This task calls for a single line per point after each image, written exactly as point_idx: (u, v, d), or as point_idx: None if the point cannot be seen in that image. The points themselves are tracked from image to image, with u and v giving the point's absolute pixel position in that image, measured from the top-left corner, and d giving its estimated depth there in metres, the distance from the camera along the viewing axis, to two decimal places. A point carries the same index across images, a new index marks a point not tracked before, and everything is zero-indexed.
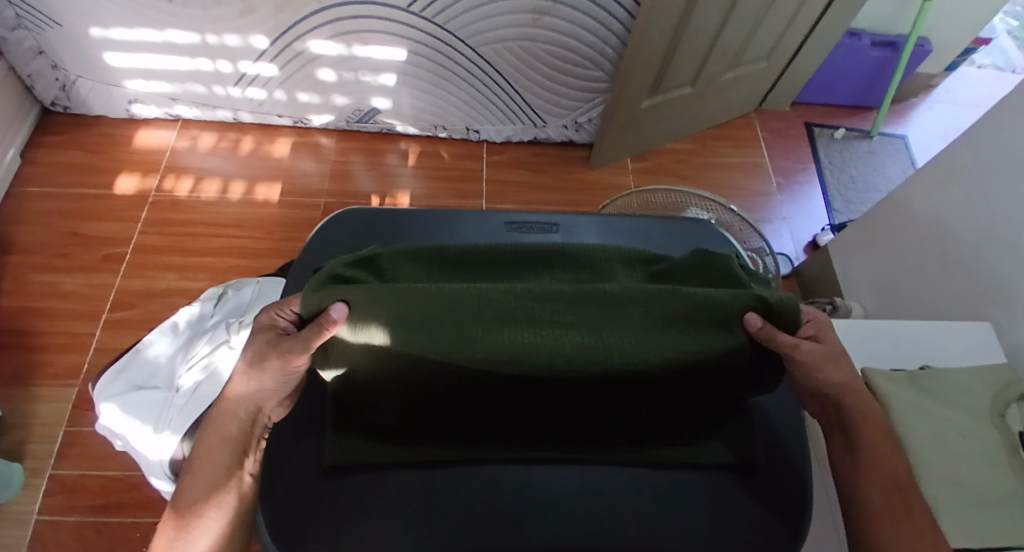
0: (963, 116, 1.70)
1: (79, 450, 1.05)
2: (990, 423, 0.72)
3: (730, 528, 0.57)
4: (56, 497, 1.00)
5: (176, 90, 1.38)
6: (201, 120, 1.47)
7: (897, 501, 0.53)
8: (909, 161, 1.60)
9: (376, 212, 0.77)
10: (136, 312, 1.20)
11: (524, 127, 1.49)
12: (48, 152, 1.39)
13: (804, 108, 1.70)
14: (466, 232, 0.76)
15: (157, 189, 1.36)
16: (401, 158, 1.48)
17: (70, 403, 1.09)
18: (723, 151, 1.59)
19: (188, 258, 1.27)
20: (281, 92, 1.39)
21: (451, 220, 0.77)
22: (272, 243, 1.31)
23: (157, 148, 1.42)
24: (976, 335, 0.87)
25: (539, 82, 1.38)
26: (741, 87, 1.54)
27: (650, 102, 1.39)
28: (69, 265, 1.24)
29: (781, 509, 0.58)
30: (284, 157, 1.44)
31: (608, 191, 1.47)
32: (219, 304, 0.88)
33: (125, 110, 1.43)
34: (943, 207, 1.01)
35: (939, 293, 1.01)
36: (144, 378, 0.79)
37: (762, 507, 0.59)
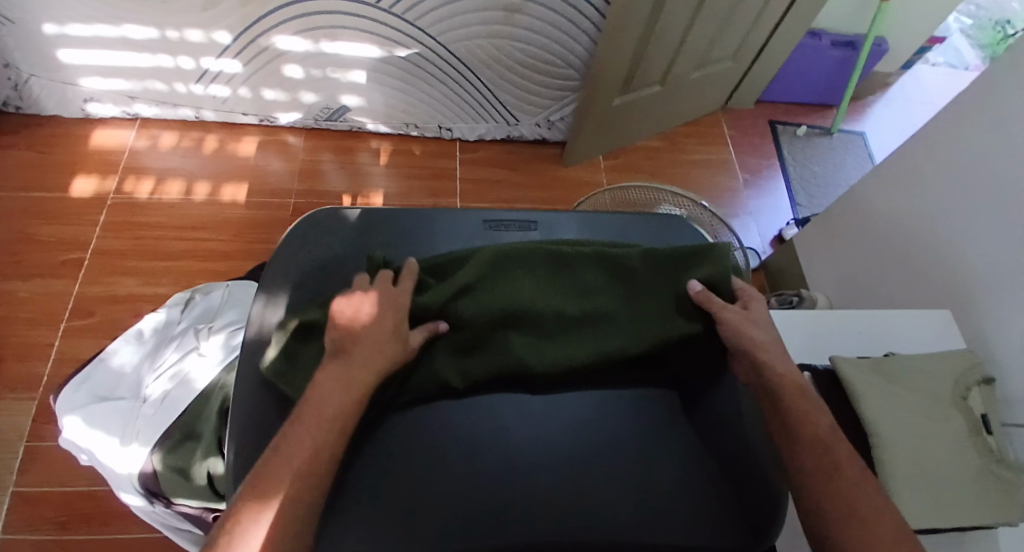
0: (917, 114, 1.77)
1: (39, 465, 1.00)
2: (954, 407, 0.75)
3: (708, 529, 0.54)
4: (16, 515, 0.96)
5: (135, 88, 1.33)
6: (161, 119, 1.42)
7: (826, 470, 0.52)
8: (867, 156, 1.66)
9: (348, 210, 0.74)
10: (97, 320, 1.15)
11: (497, 125, 1.49)
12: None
13: (767, 106, 1.75)
14: (444, 230, 0.75)
15: (117, 191, 1.31)
16: (373, 157, 1.45)
17: (27, 417, 1.04)
18: (691, 148, 1.61)
19: (151, 262, 1.22)
20: (245, 89, 1.35)
21: (431, 219, 0.76)
22: (241, 245, 1.27)
23: (115, 147, 1.37)
24: (937, 323, 0.91)
25: (510, 80, 1.37)
26: (708, 85, 1.57)
27: (620, 101, 1.40)
28: (23, 272, 1.18)
29: (752, 503, 0.56)
30: (251, 156, 1.41)
31: (581, 189, 1.48)
32: (186, 309, 0.85)
33: (80, 109, 1.37)
34: (902, 201, 1.05)
35: (899, 284, 1.05)
36: (109, 388, 0.75)
37: (733, 501, 0.56)
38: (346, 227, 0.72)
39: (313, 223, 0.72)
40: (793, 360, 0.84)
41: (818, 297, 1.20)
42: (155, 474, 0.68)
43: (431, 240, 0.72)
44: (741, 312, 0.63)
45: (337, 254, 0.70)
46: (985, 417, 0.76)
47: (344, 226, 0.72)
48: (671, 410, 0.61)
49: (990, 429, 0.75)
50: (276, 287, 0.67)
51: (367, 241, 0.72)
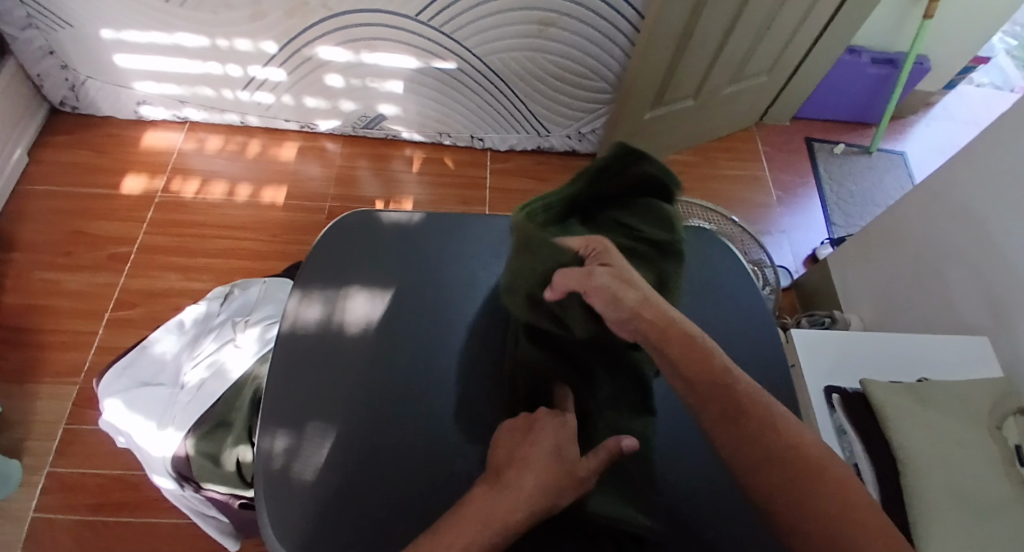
0: (960, 134, 1.72)
1: (79, 448, 1.05)
2: (989, 435, 0.73)
3: (743, 536, 0.58)
4: (54, 494, 1.00)
5: (185, 93, 1.40)
6: (208, 123, 1.48)
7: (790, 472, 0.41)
8: (907, 176, 1.62)
9: (385, 213, 0.76)
10: (139, 311, 1.20)
11: (528, 136, 1.51)
12: (56, 151, 1.40)
13: (803, 122, 1.73)
14: (475, 236, 0.76)
15: (163, 190, 1.37)
16: (406, 164, 1.49)
17: (70, 401, 1.09)
18: (723, 164, 1.60)
19: (191, 259, 1.28)
20: (288, 96, 1.40)
21: (461, 225, 0.77)
22: (276, 245, 1.32)
23: (164, 149, 1.44)
24: (975, 349, 0.88)
25: (543, 92, 1.40)
26: (742, 101, 1.57)
27: (652, 114, 1.41)
28: (73, 263, 1.25)
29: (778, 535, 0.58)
30: (290, 160, 1.46)
31: None
32: (225, 303, 0.89)
33: (133, 111, 1.45)
34: (940, 223, 1.02)
35: (936, 308, 1.02)
36: (150, 375, 0.79)
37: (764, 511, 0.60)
38: (380, 229, 0.75)
39: (349, 224, 0.75)
40: (822, 382, 0.82)
41: (850, 318, 1.17)
42: (188, 458, 0.71)
43: (460, 250, 0.74)
44: (610, 271, 0.52)
45: (370, 254, 0.72)
46: (1022, 448, 0.73)
47: (377, 228, 0.75)
48: (683, 423, 0.66)
49: None
50: (311, 286, 0.69)
51: (399, 242, 0.74)
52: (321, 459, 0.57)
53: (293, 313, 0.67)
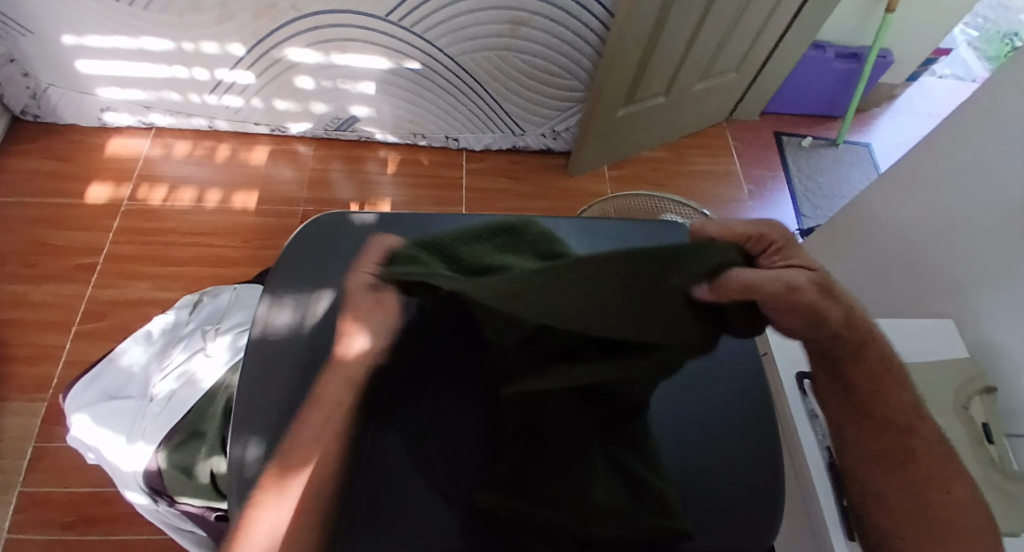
0: (923, 125, 1.77)
1: (48, 464, 1.02)
2: (955, 415, 0.75)
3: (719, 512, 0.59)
4: (23, 514, 0.97)
5: (150, 98, 1.37)
6: (175, 128, 1.45)
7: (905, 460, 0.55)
8: (873, 167, 1.66)
9: (355, 213, 0.76)
10: (108, 322, 1.17)
11: (502, 135, 1.51)
12: (15, 160, 1.36)
13: (773, 117, 1.75)
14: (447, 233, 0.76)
15: (130, 197, 1.34)
16: (380, 166, 1.48)
17: (37, 417, 1.06)
18: (696, 159, 1.62)
19: (162, 267, 1.25)
20: (258, 100, 1.38)
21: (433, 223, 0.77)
22: (250, 251, 1.30)
23: (130, 155, 1.40)
24: (942, 333, 0.90)
25: (516, 91, 1.40)
26: (713, 97, 1.59)
27: (625, 111, 1.42)
28: (37, 275, 1.21)
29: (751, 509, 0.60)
30: (262, 165, 1.44)
31: (586, 199, 1.49)
32: (194, 311, 0.87)
33: (97, 118, 1.41)
34: (904, 212, 1.05)
35: (902, 295, 1.05)
36: (117, 387, 0.77)
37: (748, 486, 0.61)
38: (348, 230, 0.74)
39: (315, 226, 0.73)
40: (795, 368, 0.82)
41: None
42: (159, 471, 0.69)
43: None
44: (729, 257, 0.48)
45: (339, 256, 0.71)
46: (987, 427, 0.75)
47: (345, 229, 0.74)
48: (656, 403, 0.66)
49: (992, 438, 0.74)
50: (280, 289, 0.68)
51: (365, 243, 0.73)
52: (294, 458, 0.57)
53: (263, 316, 0.65)
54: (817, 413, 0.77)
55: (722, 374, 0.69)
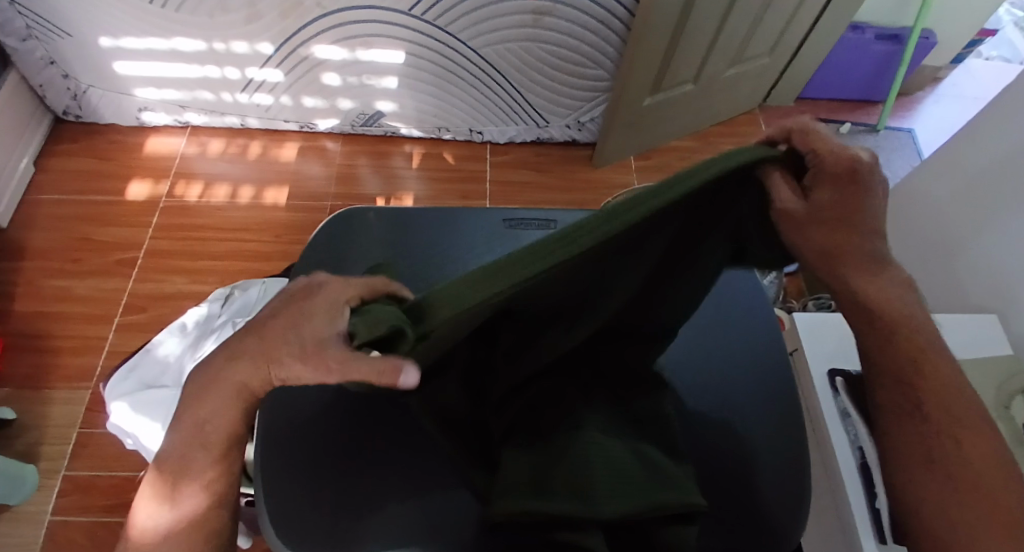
0: (970, 109, 1.68)
1: (92, 450, 1.07)
2: (993, 415, 0.72)
3: (738, 511, 0.58)
4: (70, 496, 1.03)
5: (184, 97, 1.41)
6: (209, 126, 1.50)
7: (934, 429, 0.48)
8: (915, 154, 1.58)
9: (378, 210, 0.77)
10: (147, 315, 1.22)
11: (527, 127, 1.50)
12: (61, 160, 1.42)
13: (807, 103, 1.70)
14: (467, 229, 0.76)
15: (167, 194, 1.39)
16: (406, 160, 1.49)
17: (82, 405, 1.12)
18: (726, 148, 1.58)
19: (197, 262, 1.29)
20: (286, 97, 1.41)
21: (454, 218, 0.77)
22: (279, 246, 1.33)
23: (166, 154, 1.45)
24: (986, 328, 0.86)
25: (540, 83, 1.39)
26: (743, 84, 1.54)
27: (651, 100, 1.39)
28: (82, 270, 1.27)
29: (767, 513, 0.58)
30: (291, 161, 1.47)
31: (611, 190, 1.47)
32: (225, 304, 0.90)
33: (135, 118, 1.46)
34: (946, 201, 1.00)
35: (944, 288, 1.00)
36: (153, 377, 0.81)
37: (770, 490, 0.59)
38: (371, 225, 0.75)
39: (339, 221, 0.75)
40: (825, 365, 0.81)
41: None
42: None
43: (453, 245, 0.74)
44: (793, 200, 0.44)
45: (362, 250, 0.73)
46: None
47: (367, 224, 0.75)
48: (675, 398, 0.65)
49: None
50: None
51: (386, 236, 0.74)
52: (314, 443, 0.58)
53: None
54: (849, 412, 0.75)
55: (747, 373, 0.67)
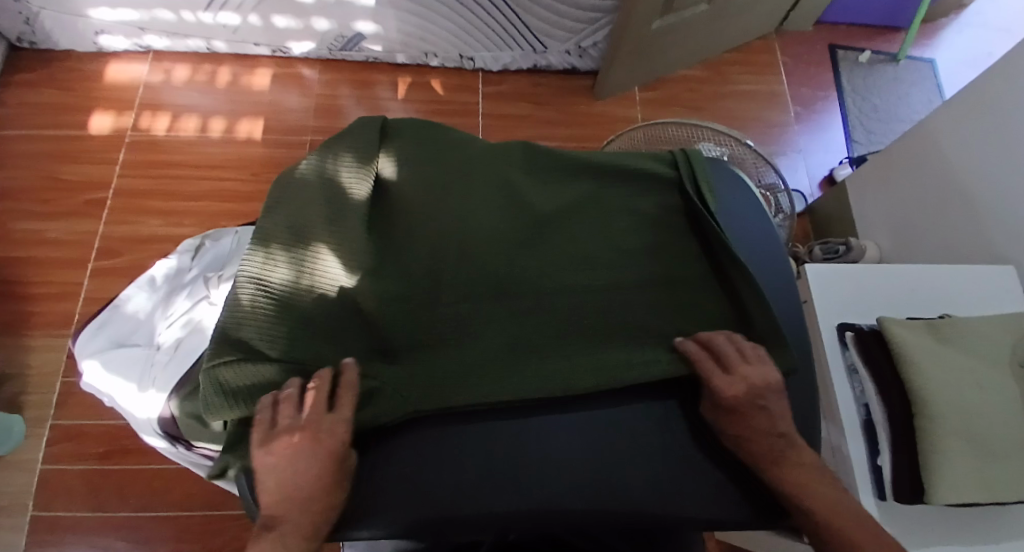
0: (996, 39, 1.56)
1: (77, 400, 1.04)
2: (1009, 375, 0.68)
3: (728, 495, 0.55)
4: (59, 446, 1.01)
5: (143, 18, 1.27)
6: (173, 51, 1.36)
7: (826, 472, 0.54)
8: (935, 87, 1.49)
9: (368, 125, 0.67)
10: (123, 260, 1.16)
11: (523, 53, 1.38)
12: (16, 90, 1.30)
13: (826, 28, 1.57)
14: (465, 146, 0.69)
15: (134, 127, 1.28)
16: (391, 90, 1.38)
17: (63, 353, 1.08)
18: (736, 78, 1.47)
19: (171, 202, 1.21)
20: (256, 16, 1.27)
21: (436, 135, 0.68)
22: (258, 184, 1.25)
23: (130, 82, 1.33)
24: (1002, 281, 0.83)
25: (537, 1, 1.25)
26: (759, 6, 1.41)
27: (659, 24, 1.27)
28: (49, 212, 1.19)
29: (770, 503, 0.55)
30: (266, 90, 1.35)
31: (613, 124, 1.38)
32: (197, 256, 0.84)
33: (92, 42, 1.33)
34: (970, 144, 0.93)
35: (960, 236, 0.96)
36: (125, 335, 0.76)
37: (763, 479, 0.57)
38: (302, 170, 0.64)
39: (283, 177, 0.65)
40: (835, 318, 0.79)
41: (868, 245, 1.10)
42: (175, 418, 0.67)
43: (456, 153, 0.68)
44: (729, 375, 0.55)
45: (296, 200, 0.62)
46: None
47: (298, 172, 0.64)
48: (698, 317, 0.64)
49: None
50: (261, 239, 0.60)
51: (325, 168, 0.64)
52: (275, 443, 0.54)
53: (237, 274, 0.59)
54: (857, 368, 0.74)
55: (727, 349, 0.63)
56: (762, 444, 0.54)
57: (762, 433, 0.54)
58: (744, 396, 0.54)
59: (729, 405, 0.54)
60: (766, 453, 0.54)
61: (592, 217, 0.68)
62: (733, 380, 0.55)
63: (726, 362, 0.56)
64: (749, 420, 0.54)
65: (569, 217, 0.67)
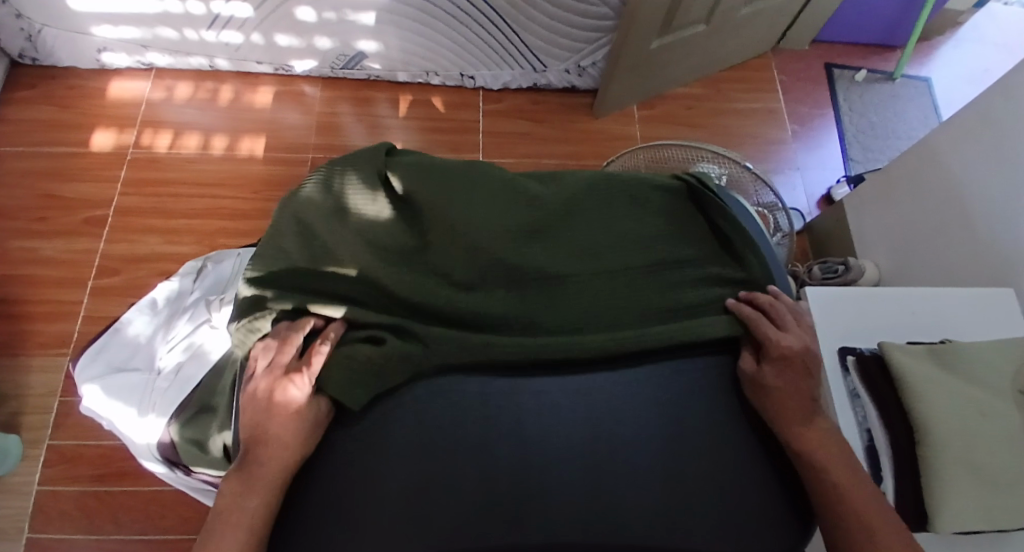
0: (991, 58, 1.58)
1: (74, 420, 1.04)
2: (1009, 402, 0.69)
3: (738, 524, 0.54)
4: (55, 467, 1.00)
5: (146, 36, 1.28)
6: (175, 69, 1.37)
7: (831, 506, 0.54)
8: (931, 105, 1.50)
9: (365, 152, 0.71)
10: (122, 278, 1.16)
11: (523, 72, 1.39)
12: (17, 108, 1.30)
13: (823, 46, 1.58)
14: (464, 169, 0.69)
15: (135, 145, 1.29)
16: (392, 108, 1.39)
17: (60, 373, 1.07)
18: (734, 96, 1.48)
19: (170, 220, 1.21)
20: (257, 35, 1.28)
21: (434, 161, 0.69)
22: (258, 202, 1.25)
23: (131, 100, 1.33)
24: (1002, 304, 0.83)
25: (537, 21, 1.26)
26: (757, 25, 1.42)
27: (659, 43, 1.28)
28: (49, 230, 1.19)
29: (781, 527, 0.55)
30: (267, 108, 1.36)
31: (612, 142, 1.39)
32: (198, 279, 0.85)
33: (94, 60, 1.33)
34: (969, 166, 0.94)
35: (958, 258, 0.96)
36: (124, 360, 0.75)
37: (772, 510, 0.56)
38: (306, 191, 0.68)
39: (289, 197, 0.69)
40: (837, 342, 0.78)
41: (866, 265, 1.11)
42: (173, 445, 0.66)
43: (455, 175, 0.68)
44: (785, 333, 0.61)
45: (300, 216, 0.66)
46: None
47: (302, 193, 0.68)
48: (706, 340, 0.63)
49: None
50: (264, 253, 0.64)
51: (331, 185, 0.69)
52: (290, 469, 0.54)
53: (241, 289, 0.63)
54: (859, 394, 0.72)
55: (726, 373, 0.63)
56: (795, 399, 0.58)
57: (799, 390, 0.58)
58: (797, 351, 0.59)
59: (781, 357, 0.59)
60: (800, 409, 0.57)
61: (594, 238, 0.68)
62: (785, 336, 0.60)
63: (779, 319, 0.62)
64: (786, 374, 0.59)
65: (571, 239, 0.68)
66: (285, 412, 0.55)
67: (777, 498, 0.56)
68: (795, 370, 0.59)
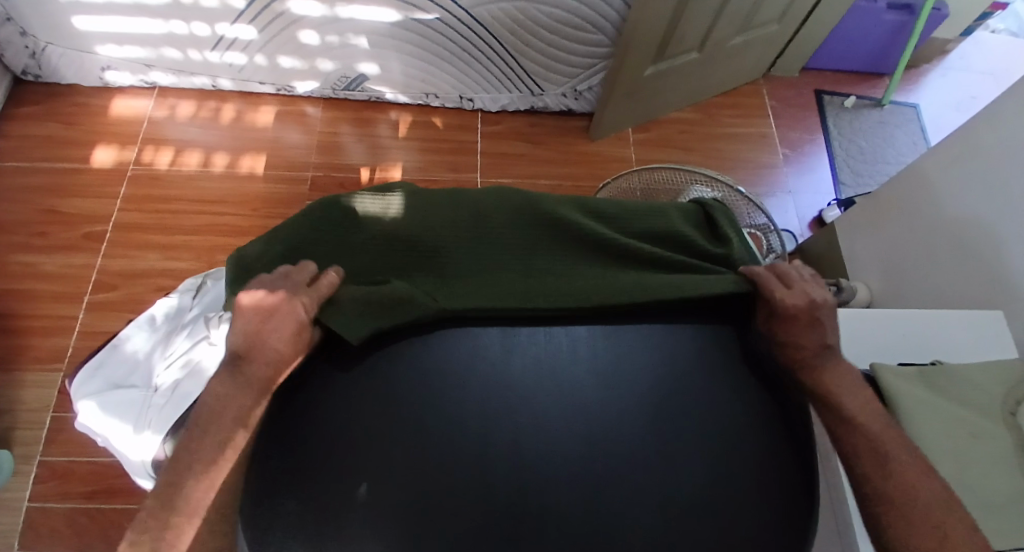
0: (976, 86, 1.63)
1: (66, 437, 1.03)
2: (1001, 425, 0.70)
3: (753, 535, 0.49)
4: (46, 484, 0.99)
5: (150, 56, 1.30)
6: (178, 88, 1.39)
7: None
8: (919, 131, 1.54)
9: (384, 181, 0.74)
10: (120, 294, 1.16)
11: (521, 95, 1.42)
12: (20, 124, 1.32)
13: (813, 74, 1.62)
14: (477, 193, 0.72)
15: (136, 162, 1.30)
16: (392, 128, 1.41)
17: (54, 389, 1.07)
18: (727, 120, 1.52)
19: (170, 236, 1.22)
20: (261, 56, 1.30)
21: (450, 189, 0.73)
22: (258, 219, 1.26)
23: (134, 118, 1.35)
24: (991, 328, 0.84)
25: (536, 47, 1.30)
26: (749, 53, 1.46)
27: (654, 69, 1.31)
28: (48, 245, 1.19)
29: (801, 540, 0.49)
30: (268, 127, 1.38)
31: (608, 164, 1.41)
32: (198, 295, 0.85)
33: (98, 78, 1.35)
34: (956, 192, 0.97)
35: (948, 280, 0.98)
36: (121, 376, 0.76)
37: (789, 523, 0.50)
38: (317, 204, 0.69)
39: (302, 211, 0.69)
40: None
41: (858, 287, 1.13)
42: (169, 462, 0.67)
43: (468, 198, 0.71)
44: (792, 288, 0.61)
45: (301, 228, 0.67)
46: None
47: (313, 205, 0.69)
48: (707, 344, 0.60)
49: None
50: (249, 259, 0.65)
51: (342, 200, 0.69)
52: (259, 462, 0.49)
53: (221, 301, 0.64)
54: None
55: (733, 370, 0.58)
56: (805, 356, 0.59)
57: (809, 348, 0.59)
58: (803, 307, 0.59)
59: (792, 313, 0.59)
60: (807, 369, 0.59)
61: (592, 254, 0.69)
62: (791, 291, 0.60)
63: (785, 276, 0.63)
64: (797, 331, 0.59)
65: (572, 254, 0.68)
66: (286, 329, 0.55)
67: (804, 516, 0.51)
68: (806, 326, 0.59)
